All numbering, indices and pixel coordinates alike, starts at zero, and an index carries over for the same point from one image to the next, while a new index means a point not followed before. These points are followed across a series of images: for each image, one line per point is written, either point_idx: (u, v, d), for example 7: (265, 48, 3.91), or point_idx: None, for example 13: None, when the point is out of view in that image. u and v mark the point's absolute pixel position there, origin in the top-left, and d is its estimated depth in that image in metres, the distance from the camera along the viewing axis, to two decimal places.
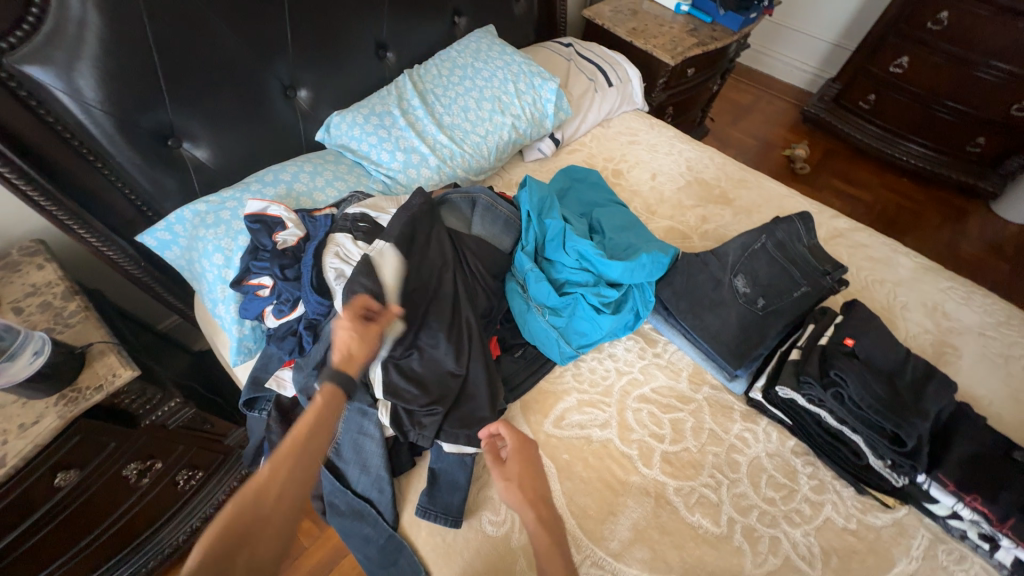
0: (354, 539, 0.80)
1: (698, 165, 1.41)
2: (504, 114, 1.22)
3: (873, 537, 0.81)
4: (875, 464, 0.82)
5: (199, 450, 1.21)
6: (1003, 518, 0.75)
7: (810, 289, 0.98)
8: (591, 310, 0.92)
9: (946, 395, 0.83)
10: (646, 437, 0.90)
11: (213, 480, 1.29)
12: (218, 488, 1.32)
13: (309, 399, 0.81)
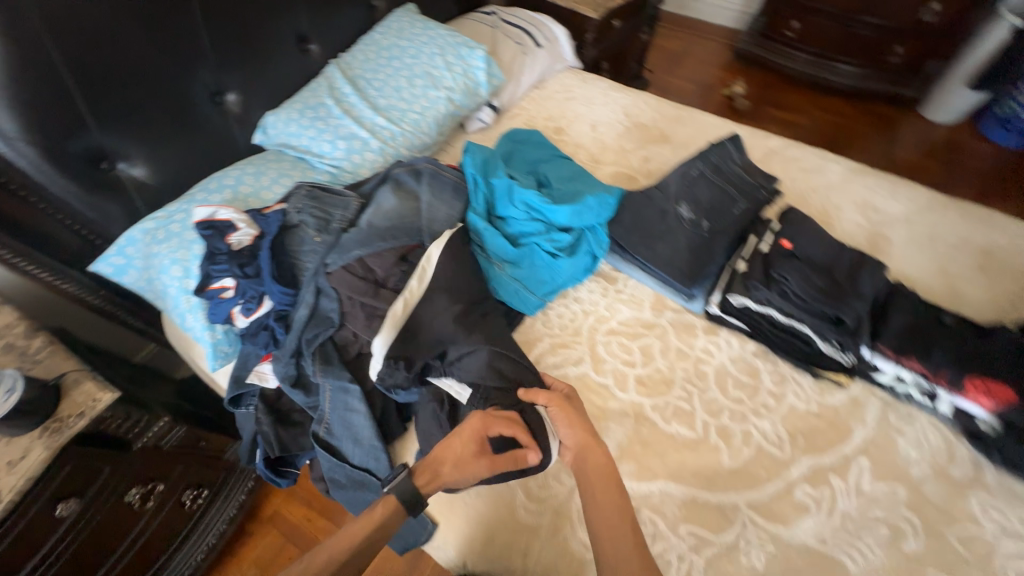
0: (361, 507, 0.84)
1: (635, 111, 1.46)
2: (438, 88, 1.24)
3: (831, 414, 0.89)
4: (825, 348, 0.90)
5: (199, 468, 1.24)
6: (937, 372, 0.84)
7: (747, 203, 1.05)
8: (550, 257, 0.96)
9: (876, 276, 0.92)
10: (619, 365, 0.96)
11: (219, 499, 1.32)
12: (227, 504, 1.35)
13: (293, 387, 0.84)
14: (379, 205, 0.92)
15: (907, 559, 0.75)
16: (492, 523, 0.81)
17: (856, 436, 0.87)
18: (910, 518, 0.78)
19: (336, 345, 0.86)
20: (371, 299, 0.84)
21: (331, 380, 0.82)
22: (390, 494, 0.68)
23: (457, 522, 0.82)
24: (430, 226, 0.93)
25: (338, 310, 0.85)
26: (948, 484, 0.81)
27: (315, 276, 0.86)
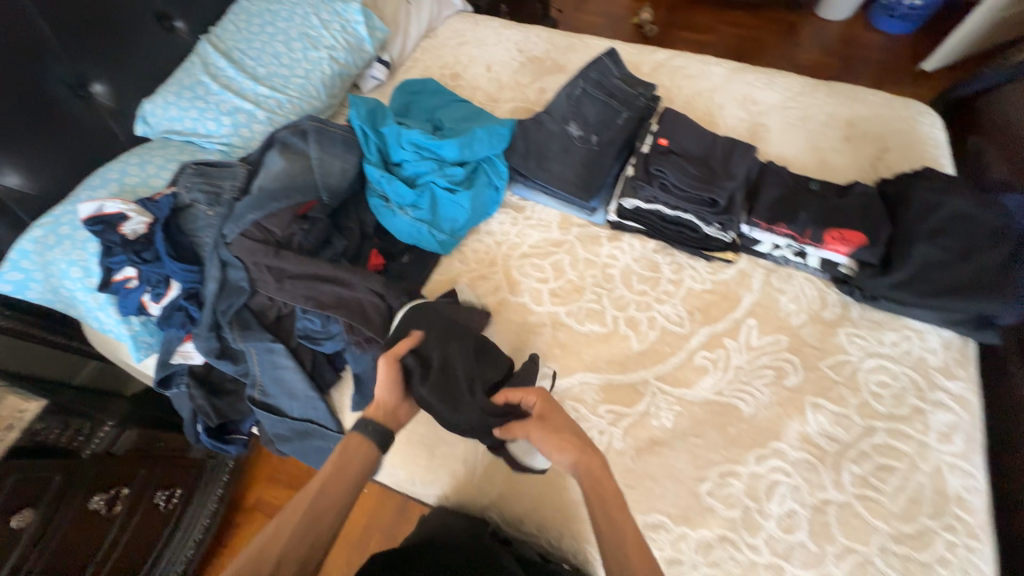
0: (312, 454, 0.90)
1: (528, 45, 1.46)
2: (318, 49, 1.21)
3: (723, 288, 1.00)
4: (709, 231, 0.99)
5: (167, 470, 1.22)
6: (803, 233, 0.94)
7: (630, 113, 1.11)
8: (449, 195, 1.01)
9: (746, 158, 1.00)
10: (534, 284, 1.03)
11: (195, 500, 1.30)
12: (206, 506, 1.32)
13: (220, 358, 0.87)
14: (268, 170, 0.92)
15: (788, 392, 0.87)
16: (434, 440, 0.88)
17: (745, 302, 0.97)
18: (791, 358, 0.90)
19: (253, 312, 0.88)
20: (274, 260, 0.86)
21: (254, 343, 0.86)
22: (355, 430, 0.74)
23: (402, 448, 0.90)
24: (326, 184, 0.96)
25: (247, 277, 0.87)
26: (822, 325, 0.93)
27: (217, 249, 0.87)
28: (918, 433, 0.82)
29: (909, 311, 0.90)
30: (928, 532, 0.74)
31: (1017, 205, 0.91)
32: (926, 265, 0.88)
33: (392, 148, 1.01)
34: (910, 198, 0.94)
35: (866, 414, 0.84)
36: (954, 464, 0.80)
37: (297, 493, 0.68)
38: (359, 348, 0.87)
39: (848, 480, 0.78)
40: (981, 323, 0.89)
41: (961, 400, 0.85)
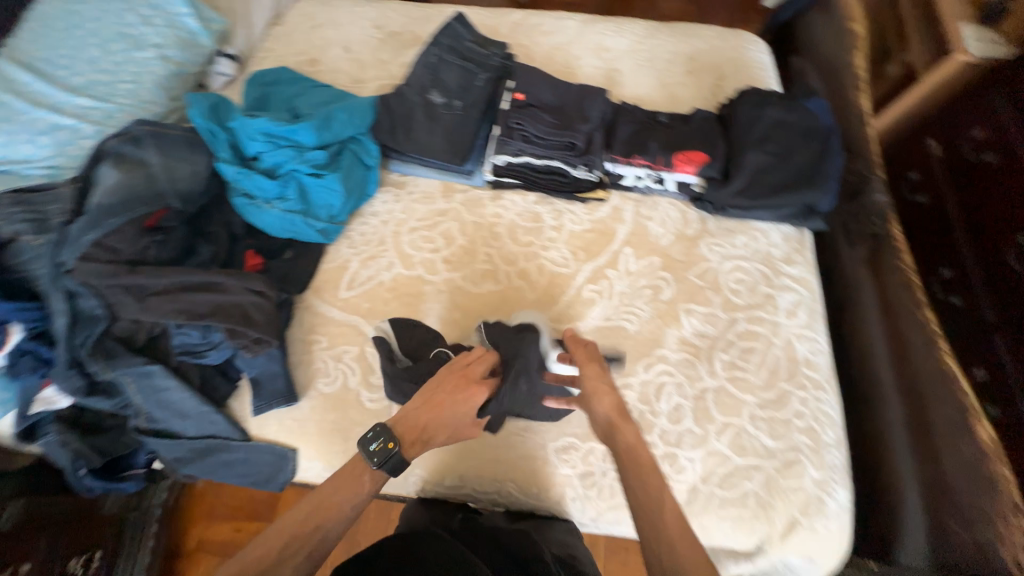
0: (222, 469, 0.87)
1: (384, 20, 1.42)
2: (144, 50, 1.10)
3: (602, 225, 1.06)
4: (578, 173, 1.06)
5: (77, 534, 1.07)
6: (658, 161, 1.03)
7: (488, 73, 1.13)
8: (317, 180, 0.98)
9: (596, 102, 1.07)
10: (425, 255, 1.03)
11: (123, 554, 1.17)
12: (137, 556, 1.21)
13: (88, 395, 0.81)
14: (101, 184, 0.84)
15: (665, 304, 0.96)
16: (347, 425, 0.87)
17: (620, 234, 1.05)
18: (664, 276, 0.99)
19: (117, 338, 0.82)
20: (128, 278, 0.80)
21: (125, 371, 0.80)
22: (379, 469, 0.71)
23: (315, 441, 0.87)
24: (175, 189, 0.89)
25: (100, 303, 0.80)
26: (687, 241, 1.03)
27: (57, 280, 0.79)
28: (770, 315, 0.95)
29: (753, 214, 1.03)
30: (786, 393, 0.88)
31: (818, 108, 1.06)
32: (759, 171, 1.01)
33: (245, 141, 0.96)
34: (738, 116, 1.06)
35: (729, 309, 0.96)
36: (801, 334, 0.94)
37: (296, 516, 0.66)
38: (250, 352, 0.84)
39: (719, 367, 0.90)
40: (808, 212, 1.03)
41: (801, 280, 1.00)
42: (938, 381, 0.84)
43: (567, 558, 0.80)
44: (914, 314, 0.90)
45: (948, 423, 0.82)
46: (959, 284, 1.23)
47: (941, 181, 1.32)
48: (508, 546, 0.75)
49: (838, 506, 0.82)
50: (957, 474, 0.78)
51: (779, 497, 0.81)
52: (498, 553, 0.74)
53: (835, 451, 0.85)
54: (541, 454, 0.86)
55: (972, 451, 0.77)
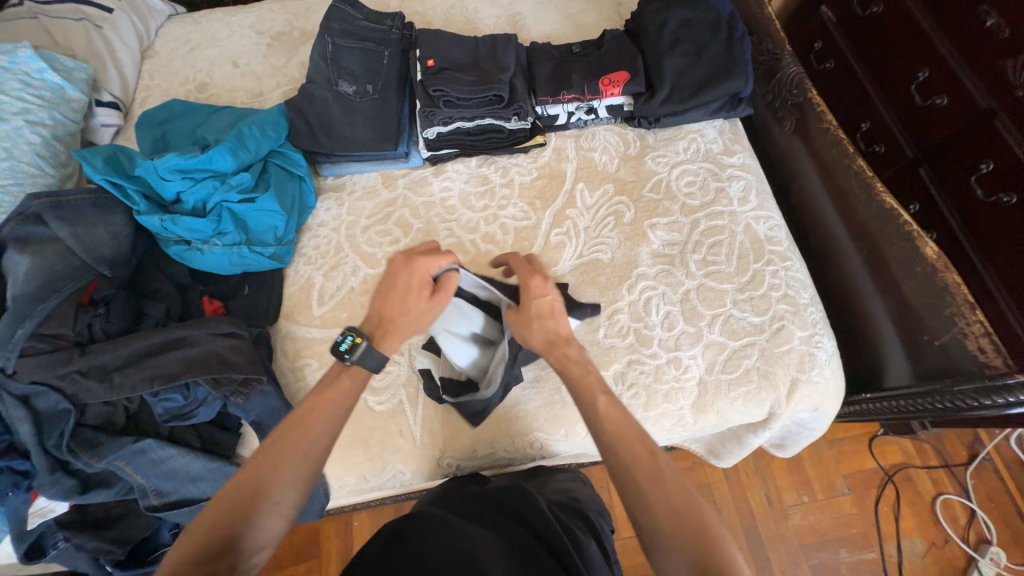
0: None
1: (265, 23, 1.31)
2: (7, 120, 0.97)
3: (548, 169, 1.06)
4: (513, 125, 1.04)
5: None
6: (584, 92, 1.03)
7: (391, 49, 1.08)
8: (250, 205, 0.92)
9: (508, 48, 1.05)
10: (387, 248, 1.00)
11: None
12: None
13: (81, 493, 0.75)
14: (14, 274, 0.76)
15: (630, 226, 0.99)
16: (365, 433, 0.86)
17: (569, 173, 1.05)
18: (622, 200, 1.01)
19: (94, 426, 0.76)
20: (80, 362, 0.74)
21: (115, 455, 0.75)
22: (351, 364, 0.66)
23: (337, 457, 0.85)
24: (96, 256, 0.81)
25: (62, 396, 0.74)
26: (632, 162, 1.05)
27: (5, 387, 0.73)
28: (726, 207, 1.00)
29: (684, 118, 1.06)
30: (759, 272, 0.93)
31: None
32: (678, 74, 1.03)
33: (160, 185, 0.89)
34: (645, 26, 1.07)
35: (688, 213, 0.99)
36: (757, 217, 0.99)
37: (276, 432, 0.61)
38: (241, 396, 0.80)
39: (695, 267, 0.94)
40: (734, 102, 1.07)
41: (744, 167, 1.04)
42: (882, 217, 0.91)
43: (565, 502, 0.80)
44: (846, 163, 0.97)
45: (898, 251, 0.88)
46: (880, 132, 1.32)
47: (844, 43, 1.40)
48: (503, 502, 0.72)
49: (827, 354, 0.89)
50: (917, 294, 0.85)
51: (777, 364, 0.87)
52: (494, 510, 0.71)
53: (813, 309, 0.92)
54: (557, 400, 0.88)
55: (924, 268, 0.84)
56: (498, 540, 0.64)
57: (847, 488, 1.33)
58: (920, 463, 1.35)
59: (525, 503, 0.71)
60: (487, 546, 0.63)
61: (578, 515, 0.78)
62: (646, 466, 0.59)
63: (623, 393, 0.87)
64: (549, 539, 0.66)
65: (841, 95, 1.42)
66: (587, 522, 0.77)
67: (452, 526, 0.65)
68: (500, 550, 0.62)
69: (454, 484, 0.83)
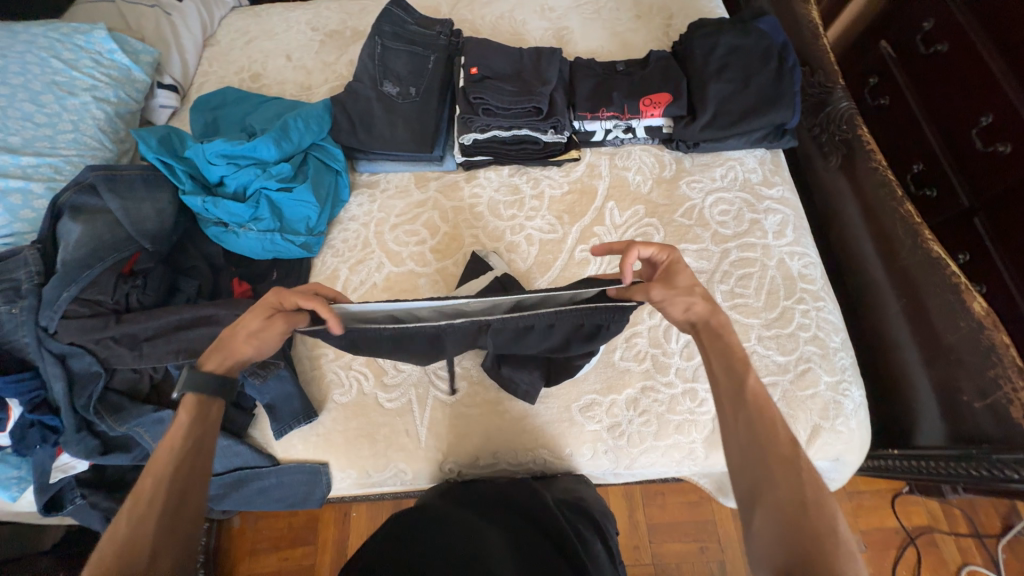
0: (256, 497, 0.87)
1: (320, 20, 1.36)
2: (77, 95, 1.04)
3: (580, 185, 1.06)
4: (549, 138, 1.04)
5: None
6: (624, 111, 1.02)
7: (437, 54, 1.11)
8: (287, 194, 0.95)
9: (552, 62, 1.05)
10: (412, 248, 1.01)
11: None
12: None
13: (101, 454, 0.79)
14: (65, 240, 0.81)
15: None
16: (372, 428, 0.87)
17: (600, 190, 1.05)
18: (652, 222, 1.00)
19: (120, 391, 0.80)
20: (114, 329, 0.78)
21: (135, 421, 0.78)
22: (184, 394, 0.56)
23: (343, 450, 0.87)
24: (141, 230, 0.85)
25: (94, 360, 0.78)
26: (666, 184, 1.04)
27: (45, 345, 0.78)
28: (760, 239, 0.97)
29: (724, 145, 1.04)
30: (788, 310, 0.90)
31: (769, 26, 1.06)
32: (723, 100, 1.01)
33: (206, 168, 0.93)
34: (693, 49, 1.05)
35: (719, 242, 0.97)
36: (792, 252, 0.96)
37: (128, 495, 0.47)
38: (258, 378, 0.82)
39: (721, 298, 0.92)
40: (777, 133, 1.04)
41: (783, 200, 1.01)
42: (927, 266, 0.86)
43: (573, 502, 0.81)
44: (893, 208, 0.93)
45: (943, 304, 0.83)
46: (933, 175, 1.26)
47: (901, 82, 1.34)
48: (515, 501, 0.77)
49: (854, 404, 0.85)
50: (961, 350, 0.80)
51: (799, 409, 0.84)
52: (505, 510, 0.75)
53: (843, 354, 0.88)
54: (565, 418, 0.87)
55: (969, 324, 0.80)
56: (504, 533, 0.69)
57: (864, 545, 1.25)
58: (947, 528, 1.27)
59: (535, 504, 0.75)
60: (495, 539, 0.67)
61: (587, 516, 0.78)
62: (769, 449, 0.50)
63: (634, 419, 0.86)
64: (557, 539, 0.70)
65: (894, 133, 1.37)
66: (594, 524, 0.78)
67: (464, 520, 0.70)
68: (506, 543, 0.67)
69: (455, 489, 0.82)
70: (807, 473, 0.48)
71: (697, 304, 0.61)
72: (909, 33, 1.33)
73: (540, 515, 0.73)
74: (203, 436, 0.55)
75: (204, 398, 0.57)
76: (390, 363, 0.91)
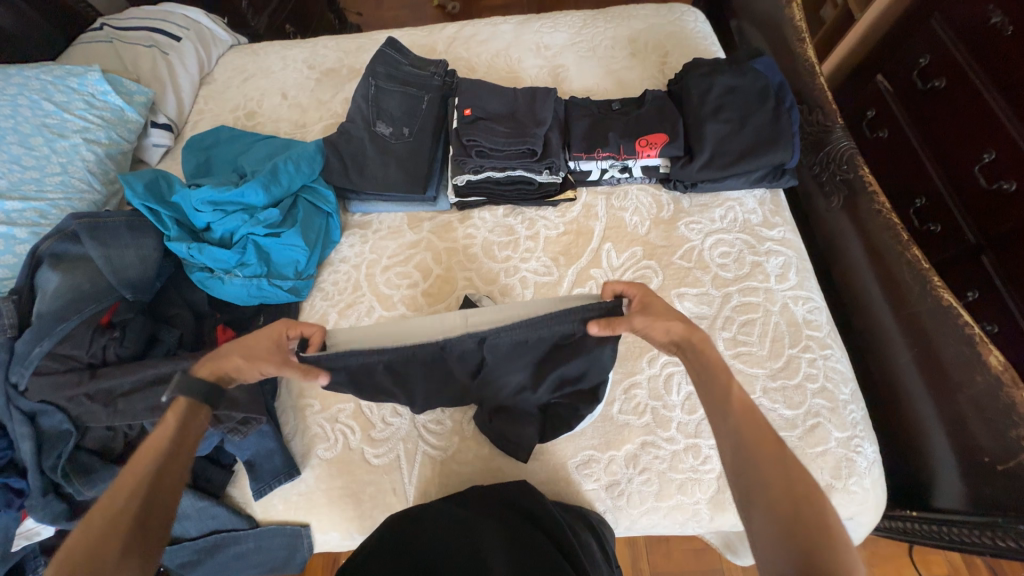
0: (234, 561, 0.82)
1: (317, 59, 1.37)
2: (67, 138, 1.03)
3: (576, 225, 1.03)
4: (543, 178, 1.02)
5: None
6: (620, 151, 1.01)
7: (431, 94, 1.10)
8: (275, 239, 0.93)
9: (546, 102, 1.04)
10: (403, 291, 0.98)
11: None
12: None
13: (69, 520, 0.75)
14: (43, 290, 0.78)
15: (656, 293, 0.94)
16: (357, 486, 0.82)
17: (597, 231, 1.02)
18: (650, 265, 0.97)
19: (91, 450, 0.76)
20: (88, 385, 0.75)
21: (106, 483, 0.74)
22: (176, 399, 0.56)
23: (327, 510, 0.82)
24: (122, 279, 0.83)
25: (65, 418, 0.74)
26: (664, 225, 1.01)
27: (15, 403, 0.74)
28: (762, 283, 0.94)
29: (723, 185, 1.02)
30: (794, 359, 0.86)
31: (765, 66, 1.05)
32: (720, 140, 0.99)
33: (192, 214, 0.91)
34: (689, 89, 1.04)
35: (720, 285, 0.94)
36: (796, 296, 0.92)
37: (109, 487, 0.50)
38: (238, 435, 0.78)
39: (723, 346, 0.88)
40: (777, 172, 1.02)
41: (785, 241, 0.98)
42: (939, 315, 0.82)
43: (568, 507, 0.77)
44: (899, 251, 0.89)
45: (956, 357, 0.79)
46: (937, 209, 1.23)
47: (900, 116, 1.33)
48: (504, 496, 0.74)
49: (868, 462, 0.80)
50: (978, 406, 0.76)
51: (809, 468, 0.79)
52: (499, 505, 0.73)
53: (854, 407, 0.83)
54: (561, 475, 0.82)
55: (986, 379, 0.75)
56: (499, 537, 0.67)
57: None
58: None
59: (528, 499, 0.73)
60: (488, 546, 0.65)
61: (582, 517, 0.76)
62: (759, 450, 0.51)
63: (634, 476, 0.81)
64: (552, 534, 0.69)
65: (895, 166, 1.35)
66: (585, 519, 0.75)
67: (456, 527, 0.68)
68: (500, 547, 0.65)
69: None
70: (795, 467, 0.50)
71: (674, 324, 0.62)
72: (906, 68, 1.32)
73: (535, 510, 0.72)
74: (188, 441, 0.55)
75: (193, 407, 0.57)
76: (378, 415, 0.86)
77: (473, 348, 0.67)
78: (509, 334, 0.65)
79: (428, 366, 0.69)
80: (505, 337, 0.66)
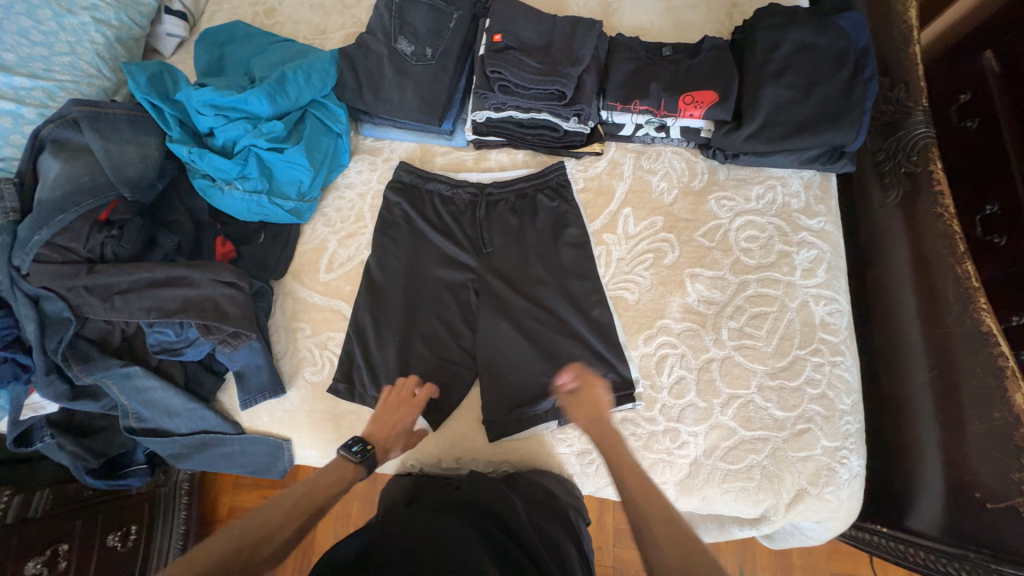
0: (219, 461, 0.87)
1: None
2: (75, 14, 0.96)
3: (597, 183, 0.95)
4: (570, 126, 0.93)
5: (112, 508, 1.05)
6: (659, 106, 0.90)
7: (461, 12, 0.98)
8: (278, 155, 0.89)
9: (588, 36, 0.92)
10: (406, 228, 0.93)
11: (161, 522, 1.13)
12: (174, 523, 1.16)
13: (72, 399, 0.80)
14: (45, 176, 0.79)
15: (668, 270, 0.88)
16: (338, 412, 0.85)
17: (619, 192, 0.94)
18: (668, 238, 0.90)
19: (91, 340, 0.79)
20: (86, 278, 0.76)
21: (102, 374, 0.78)
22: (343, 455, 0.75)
23: (307, 430, 0.85)
24: (121, 177, 0.81)
25: (65, 306, 0.76)
26: (692, 197, 0.92)
27: (18, 285, 0.77)
28: (785, 275, 0.86)
29: (769, 160, 0.91)
30: (799, 361, 0.81)
31: (853, 24, 0.89)
32: (777, 107, 0.87)
33: (195, 117, 0.87)
34: (754, 41, 0.90)
35: (739, 271, 0.87)
36: (819, 295, 0.85)
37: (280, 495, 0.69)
38: (228, 346, 0.80)
39: (727, 336, 0.83)
40: (834, 153, 0.90)
41: (823, 233, 0.89)
42: (974, 338, 0.75)
43: (542, 499, 0.75)
44: (949, 264, 0.80)
45: (976, 389, 0.74)
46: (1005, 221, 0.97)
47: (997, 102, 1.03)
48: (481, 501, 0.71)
49: (850, 474, 0.77)
50: (983, 442, 0.72)
51: (786, 470, 0.77)
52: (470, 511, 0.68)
53: (851, 419, 0.79)
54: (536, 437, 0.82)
55: (1004, 417, 0.70)
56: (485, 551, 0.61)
57: None
58: None
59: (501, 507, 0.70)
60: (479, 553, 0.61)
61: (557, 516, 0.73)
62: (652, 518, 0.62)
63: None
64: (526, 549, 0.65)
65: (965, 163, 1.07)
66: (565, 522, 0.73)
67: (437, 526, 0.64)
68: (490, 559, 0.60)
69: (423, 484, 0.81)
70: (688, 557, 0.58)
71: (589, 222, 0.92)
72: None
73: (512, 524, 0.67)
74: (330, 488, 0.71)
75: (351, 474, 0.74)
76: (363, 350, 0.85)
77: (476, 191, 0.95)
78: (506, 187, 0.95)
79: (447, 224, 0.94)
80: (501, 189, 0.95)
